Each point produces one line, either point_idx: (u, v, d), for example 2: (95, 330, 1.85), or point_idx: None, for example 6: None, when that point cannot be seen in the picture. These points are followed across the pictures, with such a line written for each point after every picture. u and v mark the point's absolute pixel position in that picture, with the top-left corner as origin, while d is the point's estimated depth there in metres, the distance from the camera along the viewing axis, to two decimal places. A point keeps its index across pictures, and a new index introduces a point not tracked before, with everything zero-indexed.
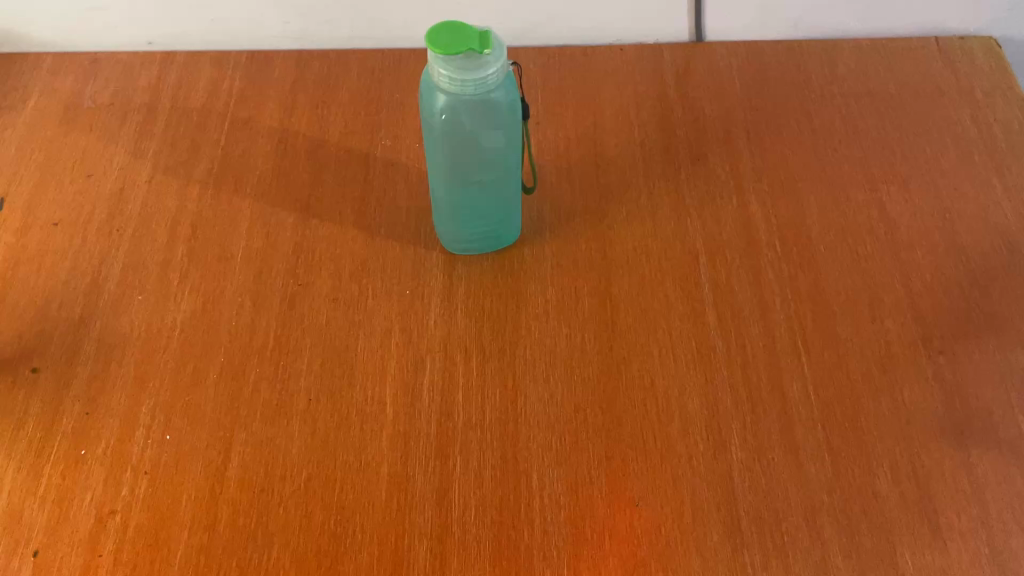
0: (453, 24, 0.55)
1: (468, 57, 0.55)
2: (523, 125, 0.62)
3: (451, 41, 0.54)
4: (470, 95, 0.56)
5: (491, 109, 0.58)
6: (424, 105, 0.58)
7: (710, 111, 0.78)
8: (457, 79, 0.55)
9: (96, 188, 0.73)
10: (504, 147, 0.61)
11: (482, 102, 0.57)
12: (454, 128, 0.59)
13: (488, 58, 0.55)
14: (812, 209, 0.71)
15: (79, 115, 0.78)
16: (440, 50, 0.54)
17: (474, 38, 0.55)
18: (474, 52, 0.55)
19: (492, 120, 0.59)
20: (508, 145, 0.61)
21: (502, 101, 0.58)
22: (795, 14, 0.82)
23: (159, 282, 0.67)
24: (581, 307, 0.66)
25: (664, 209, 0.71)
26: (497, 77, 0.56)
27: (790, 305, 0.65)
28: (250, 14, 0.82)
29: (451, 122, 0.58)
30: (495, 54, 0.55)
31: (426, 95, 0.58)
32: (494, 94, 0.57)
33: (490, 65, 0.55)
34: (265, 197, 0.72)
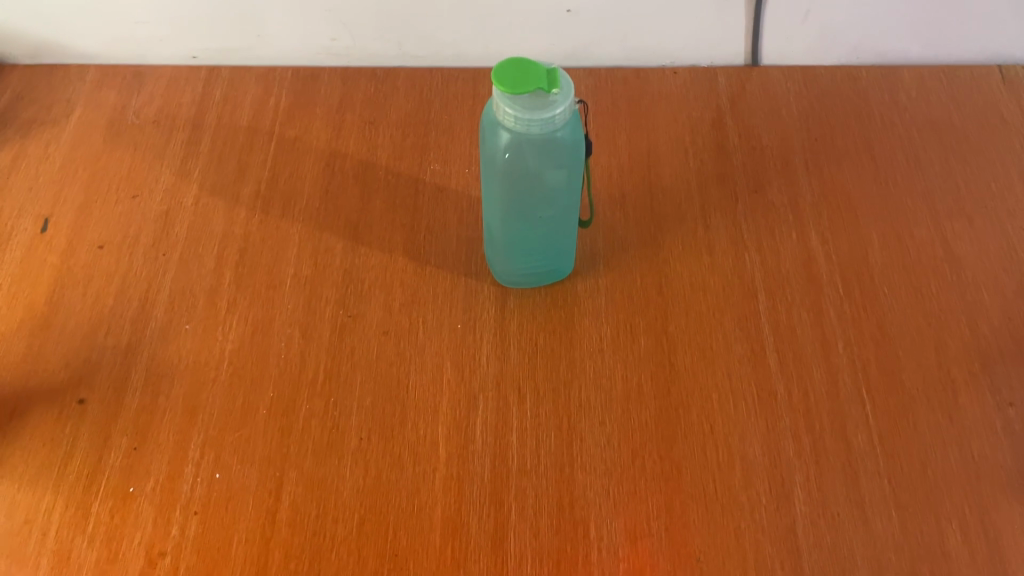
0: (522, 62, 0.54)
1: (535, 96, 0.54)
2: (585, 163, 0.61)
3: (519, 80, 0.53)
4: (536, 134, 0.55)
5: (556, 149, 0.56)
6: (487, 143, 0.57)
7: (767, 139, 0.75)
8: (524, 119, 0.53)
9: (142, 209, 0.72)
10: (566, 187, 0.59)
11: (547, 141, 0.56)
12: (516, 168, 0.57)
13: (555, 97, 0.54)
14: (875, 245, 0.68)
15: (124, 131, 0.77)
16: (507, 88, 0.53)
17: (542, 77, 0.54)
18: (542, 91, 0.54)
19: (555, 160, 0.57)
20: (570, 185, 0.60)
21: (567, 141, 0.56)
22: (855, 39, 0.79)
23: (207, 310, 0.66)
24: (637, 346, 0.64)
25: (721, 242, 0.69)
26: (564, 116, 0.54)
27: (854, 349, 0.63)
28: (297, 31, 0.79)
29: (513, 162, 0.57)
30: (563, 93, 0.54)
31: (489, 133, 0.56)
32: (560, 133, 0.55)
33: (558, 104, 0.53)
34: (313, 221, 0.71)
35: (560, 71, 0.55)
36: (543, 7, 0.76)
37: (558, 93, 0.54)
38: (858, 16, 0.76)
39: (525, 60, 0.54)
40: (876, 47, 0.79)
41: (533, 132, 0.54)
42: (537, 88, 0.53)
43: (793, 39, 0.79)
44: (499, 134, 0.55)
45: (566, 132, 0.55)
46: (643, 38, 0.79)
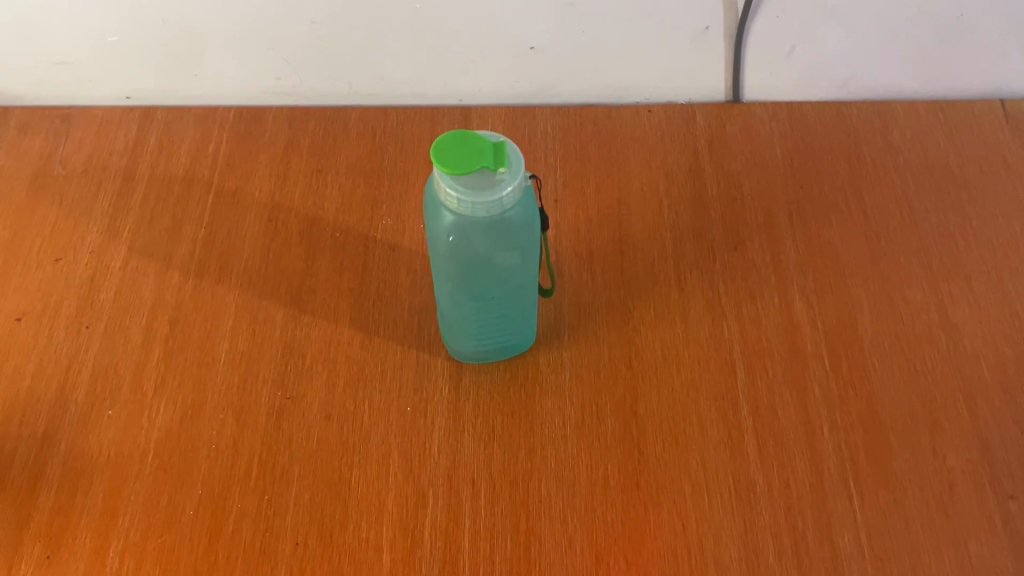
0: (465, 136, 0.48)
1: (480, 175, 0.48)
2: (541, 240, 0.55)
3: (461, 158, 0.47)
4: (482, 217, 0.49)
5: (506, 231, 0.50)
6: (430, 223, 0.51)
7: (748, 187, 0.69)
8: (467, 202, 0.47)
9: (65, 274, 0.66)
10: (521, 269, 0.53)
11: (495, 224, 0.50)
12: (464, 251, 0.51)
13: (502, 176, 0.48)
14: (864, 311, 0.63)
15: (49, 184, 0.71)
16: (448, 167, 0.47)
17: (487, 152, 0.48)
18: (488, 169, 0.48)
19: (507, 242, 0.51)
20: (525, 266, 0.54)
21: (518, 222, 0.50)
22: (845, 75, 0.72)
23: (133, 392, 0.60)
24: (603, 431, 0.58)
25: (697, 307, 0.63)
26: (513, 197, 0.48)
27: (839, 433, 0.58)
28: (238, 70, 0.73)
29: (460, 245, 0.51)
30: (511, 171, 0.48)
31: (432, 212, 0.50)
32: (510, 215, 0.49)
33: (506, 184, 0.47)
34: (251, 287, 0.65)
35: (508, 145, 0.49)
36: (503, 42, 0.70)
37: (505, 171, 0.48)
38: (846, 52, 0.70)
39: (468, 134, 0.48)
40: (866, 82, 0.73)
41: (478, 215, 0.48)
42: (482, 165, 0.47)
43: (776, 76, 0.72)
44: (442, 215, 0.50)
45: (516, 213, 0.49)
46: (614, 76, 0.73)
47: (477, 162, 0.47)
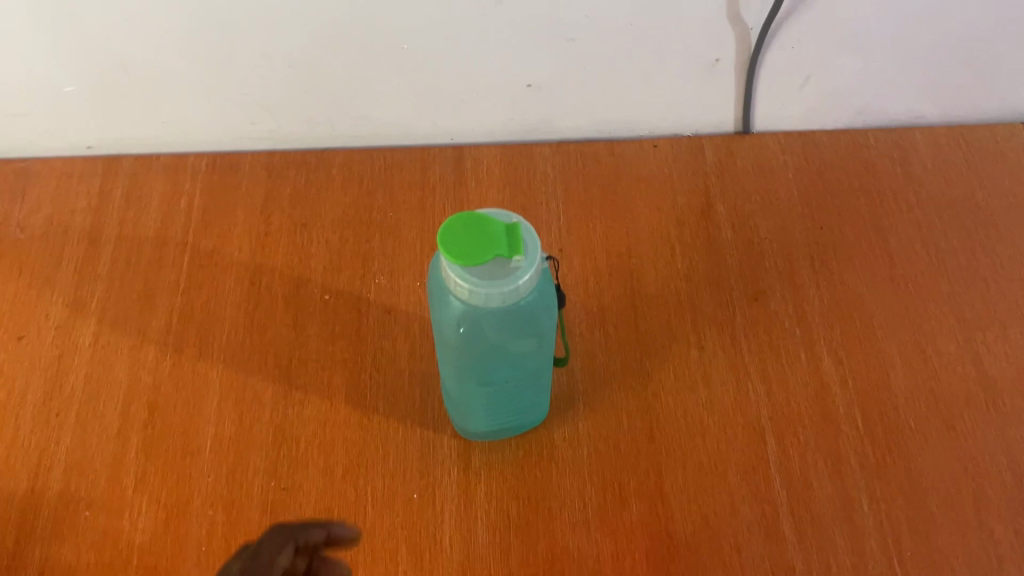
0: (476, 217, 0.43)
1: (494, 264, 0.43)
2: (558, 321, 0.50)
3: (471, 247, 0.42)
4: (496, 308, 0.44)
5: (522, 318, 0.46)
6: (436, 308, 0.46)
7: (765, 230, 0.65)
8: (480, 294, 0.42)
9: (29, 355, 0.60)
10: (536, 355, 0.49)
11: (511, 313, 0.45)
12: (474, 339, 0.47)
13: (518, 264, 0.43)
14: (896, 367, 0.59)
15: (6, 251, 0.65)
16: (457, 258, 0.42)
17: (500, 237, 0.43)
18: (502, 256, 0.43)
19: (522, 329, 0.47)
20: (541, 350, 0.49)
21: (534, 308, 0.45)
22: (860, 102, 0.68)
23: (111, 490, 0.55)
24: (627, 514, 0.54)
25: (719, 368, 0.59)
26: (530, 284, 0.43)
27: (878, 506, 0.54)
28: (208, 116, 0.67)
29: (469, 333, 0.46)
30: (527, 257, 0.43)
31: (439, 298, 0.45)
32: (527, 303, 0.44)
33: (522, 273, 0.42)
34: (236, 362, 0.60)
35: (523, 226, 0.44)
36: (498, 81, 0.65)
37: (521, 258, 0.43)
38: (865, 80, 0.66)
39: (478, 216, 0.43)
40: (884, 109, 0.68)
41: (491, 306, 0.43)
42: (496, 254, 0.42)
43: (789, 106, 0.68)
44: (450, 303, 0.45)
45: (532, 300, 0.44)
46: (616, 110, 0.68)
47: (489, 250, 0.42)
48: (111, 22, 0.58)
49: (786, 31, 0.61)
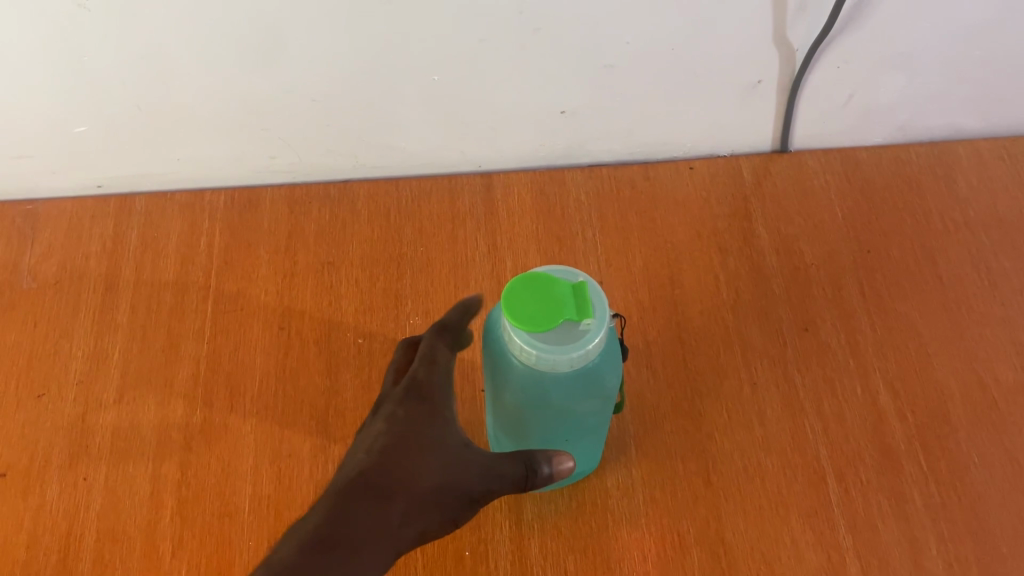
0: (540, 279, 0.41)
1: (561, 328, 0.40)
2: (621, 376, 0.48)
3: (537, 311, 0.40)
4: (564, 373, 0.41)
5: (588, 377, 0.43)
6: (498, 367, 0.44)
7: (810, 255, 0.63)
8: (548, 360, 0.40)
9: (50, 414, 0.57)
10: (599, 412, 0.47)
11: (579, 376, 0.43)
12: (538, 397, 0.45)
13: (587, 326, 0.40)
14: (955, 397, 0.57)
15: (18, 302, 0.62)
16: (523, 324, 0.40)
17: (567, 299, 0.40)
18: (570, 319, 0.40)
19: (589, 391, 0.45)
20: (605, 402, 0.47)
21: (601, 368, 0.43)
22: (902, 118, 0.66)
23: (146, 557, 0.52)
24: (689, 564, 0.52)
25: (773, 404, 0.57)
26: (599, 348, 0.41)
27: (947, 546, 0.52)
28: (227, 152, 0.64)
29: (535, 394, 0.44)
30: (597, 318, 0.40)
31: (501, 359, 0.43)
32: (595, 365, 0.42)
33: (592, 337, 0.40)
34: (270, 413, 0.57)
35: (589, 284, 0.41)
36: (531, 109, 0.62)
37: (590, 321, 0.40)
38: (908, 98, 0.63)
39: (543, 278, 0.41)
40: (926, 124, 0.66)
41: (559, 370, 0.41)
42: (564, 319, 0.40)
43: (830, 124, 0.66)
44: (515, 365, 0.43)
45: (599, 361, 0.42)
46: (652, 133, 0.65)
47: (556, 315, 0.40)
48: (127, 61, 0.55)
49: (833, 51, 0.59)
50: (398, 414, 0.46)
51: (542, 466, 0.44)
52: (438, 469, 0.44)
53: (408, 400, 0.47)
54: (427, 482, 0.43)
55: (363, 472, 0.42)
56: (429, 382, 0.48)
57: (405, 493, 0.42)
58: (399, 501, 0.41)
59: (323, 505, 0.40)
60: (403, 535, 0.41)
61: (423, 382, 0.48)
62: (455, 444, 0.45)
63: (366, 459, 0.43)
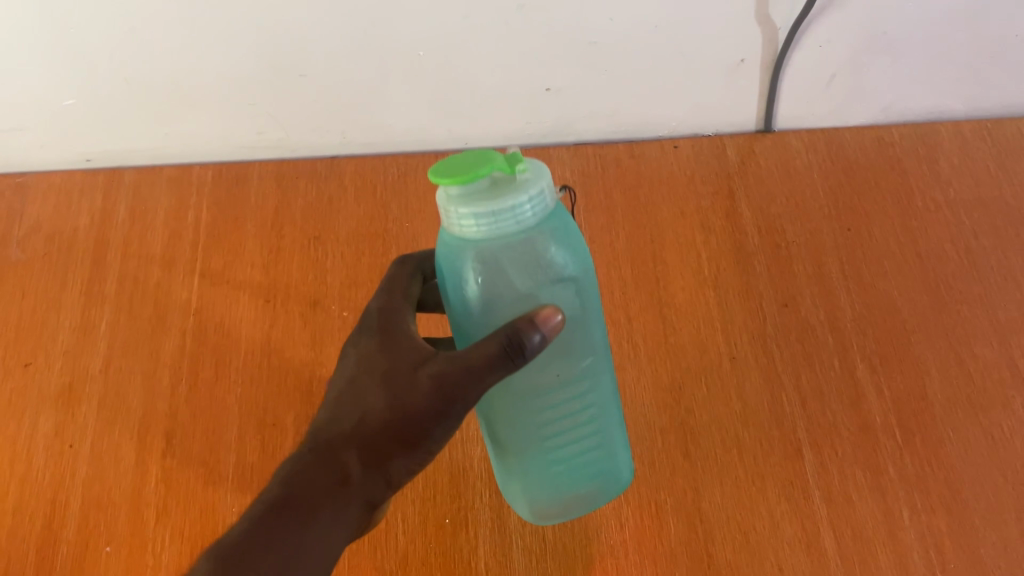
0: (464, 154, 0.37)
1: (497, 183, 0.35)
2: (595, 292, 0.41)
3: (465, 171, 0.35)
4: (511, 232, 0.35)
5: (548, 257, 0.37)
6: (450, 288, 0.38)
7: (792, 233, 0.64)
8: (490, 214, 0.34)
9: (38, 382, 0.58)
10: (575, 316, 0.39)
11: (534, 253, 0.37)
12: (501, 301, 0.37)
13: (524, 178, 0.36)
14: (932, 374, 0.58)
15: (7, 274, 0.62)
16: (453, 180, 0.34)
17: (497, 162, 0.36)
18: (504, 175, 0.36)
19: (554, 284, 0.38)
20: (582, 312, 0.40)
21: (559, 239, 0.37)
22: (885, 100, 0.66)
23: (132, 523, 0.53)
24: (666, 534, 0.53)
25: (752, 379, 0.58)
26: (542, 195, 0.35)
27: (920, 518, 0.53)
28: (215, 127, 0.64)
29: (492, 293, 0.37)
30: (533, 172, 0.36)
31: (447, 264, 0.38)
32: (547, 231, 0.36)
33: (531, 183, 0.35)
34: (256, 385, 0.58)
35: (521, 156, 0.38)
36: (516, 87, 0.63)
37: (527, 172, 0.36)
38: (890, 80, 0.64)
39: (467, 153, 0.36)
40: (909, 105, 0.67)
41: (506, 228, 0.35)
42: (494, 166, 0.35)
43: (814, 104, 0.66)
44: (458, 254, 0.37)
45: (551, 224, 0.37)
46: (637, 113, 0.66)
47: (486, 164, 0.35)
48: (117, 29, 0.55)
49: (816, 29, 0.59)
50: (351, 363, 0.43)
51: (526, 331, 0.35)
52: (385, 403, 0.39)
53: (360, 338, 0.44)
54: (374, 424, 0.40)
55: (316, 436, 0.41)
56: (385, 313, 0.44)
57: (355, 441, 0.40)
58: (350, 453, 0.40)
59: (285, 466, 0.41)
60: (364, 483, 0.40)
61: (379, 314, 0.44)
62: (409, 368, 0.40)
63: (320, 423, 0.42)
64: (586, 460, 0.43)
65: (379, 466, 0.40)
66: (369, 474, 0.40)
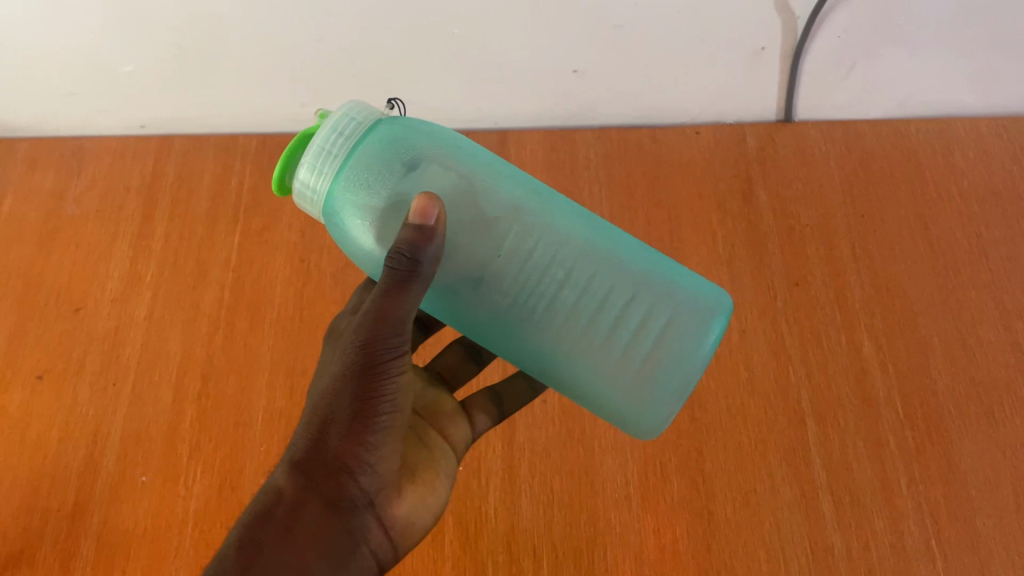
0: None
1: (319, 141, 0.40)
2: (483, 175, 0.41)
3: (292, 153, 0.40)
4: (337, 166, 0.38)
5: (391, 163, 0.39)
6: (359, 256, 0.41)
7: (806, 217, 0.66)
8: (315, 150, 0.38)
9: (86, 325, 0.62)
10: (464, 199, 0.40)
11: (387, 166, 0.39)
12: (384, 230, 0.39)
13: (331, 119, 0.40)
14: (937, 354, 0.59)
15: (63, 227, 0.67)
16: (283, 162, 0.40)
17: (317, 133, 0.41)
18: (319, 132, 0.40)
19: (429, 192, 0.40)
20: (467, 180, 0.40)
21: (388, 145, 0.40)
22: (902, 94, 0.68)
23: (167, 457, 0.57)
24: (669, 491, 0.55)
25: (760, 351, 0.60)
26: (348, 120, 0.39)
27: (917, 488, 0.55)
28: (261, 98, 0.68)
29: (382, 229, 0.39)
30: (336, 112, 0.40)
31: (342, 243, 0.41)
32: (378, 141, 0.40)
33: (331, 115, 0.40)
34: (287, 336, 0.61)
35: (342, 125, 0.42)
36: (545, 68, 0.66)
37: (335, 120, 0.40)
38: (908, 70, 0.65)
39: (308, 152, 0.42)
40: (927, 99, 0.68)
41: (326, 167, 0.38)
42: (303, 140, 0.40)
43: (832, 95, 0.68)
44: (330, 223, 0.40)
45: (372, 137, 0.40)
46: (660, 99, 0.69)
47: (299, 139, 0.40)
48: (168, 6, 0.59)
49: (834, 20, 0.62)
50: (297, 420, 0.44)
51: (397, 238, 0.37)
52: (313, 400, 0.40)
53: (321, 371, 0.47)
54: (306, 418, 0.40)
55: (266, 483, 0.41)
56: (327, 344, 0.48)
57: (295, 451, 0.39)
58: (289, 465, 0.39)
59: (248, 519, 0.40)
60: (313, 484, 0.38)
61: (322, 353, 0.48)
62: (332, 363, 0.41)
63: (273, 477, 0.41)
64: (626, 321, 0.40)
65: (324, 462, 0.38)
66: (315, 473, 0.38)
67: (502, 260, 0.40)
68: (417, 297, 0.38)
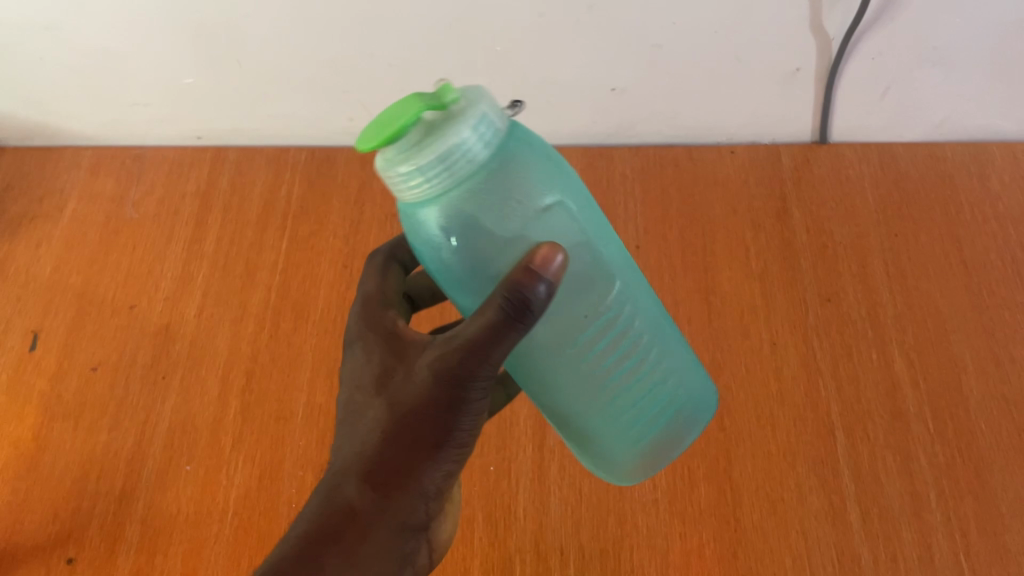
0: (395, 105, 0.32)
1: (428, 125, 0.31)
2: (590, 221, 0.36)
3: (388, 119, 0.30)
4: (452, 180, 0.31)
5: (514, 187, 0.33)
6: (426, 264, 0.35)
7: (840, 235, 0.67)
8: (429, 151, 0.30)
9: (141, 321, 0.65)
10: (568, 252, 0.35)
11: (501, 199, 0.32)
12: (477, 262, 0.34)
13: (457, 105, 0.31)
14: (969, 372, 0.59)
15: (121, 229, 0.70)
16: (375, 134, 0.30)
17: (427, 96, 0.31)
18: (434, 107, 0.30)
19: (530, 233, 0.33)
20: (586, 235, 0.35)
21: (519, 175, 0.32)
22: (940, 116, 0.68)
23: (210, 447, 0.59)
24: (696, 497, 0.56)
25: (791, 363, 0.61)
26: (491, 121, 0.31)
27: (947, 502, 0.55)
28: (312, 112, 0.71)
29: (469, 246, 0.33)
30: (468, 99, 0.31)
31: (414, 235, 0.35)
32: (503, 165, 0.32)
33: (462, 108, 0.31)
34: (329, 336, 0.63)
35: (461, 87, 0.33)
36: (584, 87, 0.67)
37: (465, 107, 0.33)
38: (945, 95, 0.66)
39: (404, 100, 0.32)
40: (963, 123, 0.68)
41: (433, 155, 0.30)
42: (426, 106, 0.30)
43: (867, 117, 0.69)
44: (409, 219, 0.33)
45: (516, 146, 0.32)
46: (697, 118, 0.70)
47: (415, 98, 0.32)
48: (226, 24, 0.62)
49: (867, 44, 0.62)
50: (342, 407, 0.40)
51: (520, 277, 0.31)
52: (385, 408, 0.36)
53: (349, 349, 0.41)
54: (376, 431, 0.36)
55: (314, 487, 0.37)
56: (364, 314, 0.41)
57: (362, 473, 0.35)
58: (352, 488, 0.35)
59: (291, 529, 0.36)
60: (391, 504, 0.35)
61: (357, 321, 0.41)
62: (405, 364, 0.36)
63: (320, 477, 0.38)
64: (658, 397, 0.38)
65: (405, 485, 0.35)
66: (390, 504, 0.35)
67: (586, 321, 0.36)
68: (520, 340, 0.33)
